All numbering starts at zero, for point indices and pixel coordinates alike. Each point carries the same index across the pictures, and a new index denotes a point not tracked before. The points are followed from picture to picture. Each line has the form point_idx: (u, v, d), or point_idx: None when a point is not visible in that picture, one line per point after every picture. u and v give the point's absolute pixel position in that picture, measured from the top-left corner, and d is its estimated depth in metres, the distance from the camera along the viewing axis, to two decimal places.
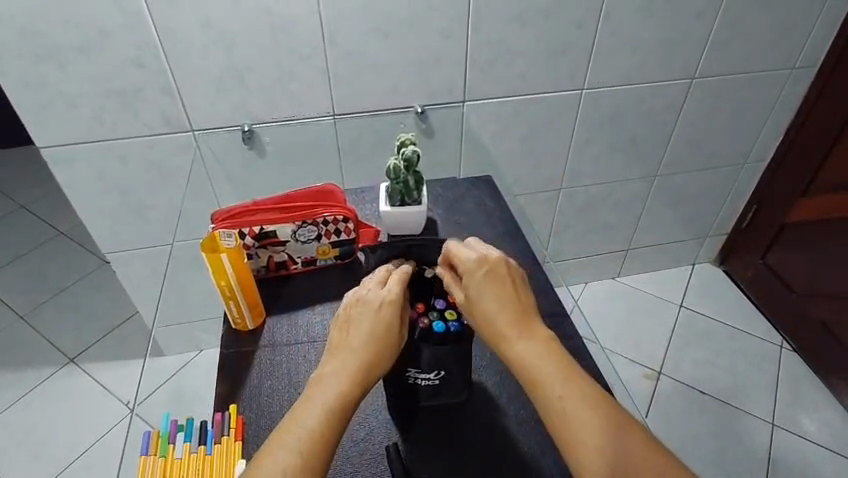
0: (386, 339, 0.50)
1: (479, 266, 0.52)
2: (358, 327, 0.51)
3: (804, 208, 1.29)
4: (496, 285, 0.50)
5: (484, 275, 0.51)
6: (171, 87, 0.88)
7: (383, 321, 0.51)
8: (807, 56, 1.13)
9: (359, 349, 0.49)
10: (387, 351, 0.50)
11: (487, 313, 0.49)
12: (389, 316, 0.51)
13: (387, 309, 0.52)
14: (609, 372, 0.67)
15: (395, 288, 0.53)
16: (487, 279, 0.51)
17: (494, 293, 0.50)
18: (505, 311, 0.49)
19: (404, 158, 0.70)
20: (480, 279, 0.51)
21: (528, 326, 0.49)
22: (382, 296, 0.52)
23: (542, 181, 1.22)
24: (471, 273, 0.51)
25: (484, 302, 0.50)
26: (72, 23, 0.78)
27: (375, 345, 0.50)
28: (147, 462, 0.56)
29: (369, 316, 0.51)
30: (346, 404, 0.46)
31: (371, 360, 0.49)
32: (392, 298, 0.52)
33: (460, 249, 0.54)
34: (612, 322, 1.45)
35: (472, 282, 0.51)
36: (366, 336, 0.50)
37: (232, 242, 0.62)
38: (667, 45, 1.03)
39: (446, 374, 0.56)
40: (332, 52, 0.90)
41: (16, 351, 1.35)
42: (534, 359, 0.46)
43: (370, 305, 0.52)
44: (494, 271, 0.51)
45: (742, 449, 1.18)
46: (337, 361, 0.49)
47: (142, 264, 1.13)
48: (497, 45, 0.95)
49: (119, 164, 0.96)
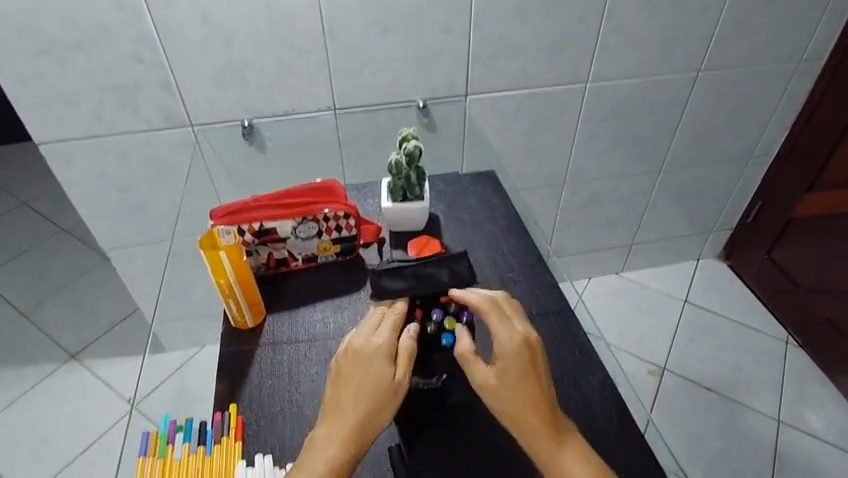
0: (381, 386, 0.51)
1: (516, 348, 0.52)
2: (352, 377, 0.51)
3: (808, 205, 1.29)
4: (530, 373, 0.51)
5: (520, 360, 0.51)
6: (169, 83, 0.87)
7: (377, 370, 0.51)
8: (812, 50, 1.11)
9: (352, 407, 0.49)
10: (387, 401, 0.50)
11: (516, 399, 0.50)
12: (381, 362, 0.52)
13: (377, 355, 0.52)
14: (615, 369, 0.65)
15: (385, 333, 0.55)
16: (521, 361, 0.51)
17: (527, 383, 0.50)
18: (537, 404, 0.50)
19: (406, 152, 0.69)
20: (513, 366, 0.51)
21: (557, 417, 0.50)
22: (374, 343, 0.53)
23: (545, 176, 1.21)
24: (506, 354, 0.52)
25: (514, 390, 0.50)
26: (69, 19, 0.77)
27: (370, 398, 0.50)
28: (146, 464, 0.54)
29: (362, 364, 0.52)
30: (340, 460, 0.47)
31: (365, 408, 0.49)
32: (382, 345, 0.53)
33: (498, 321, 0.55)
34: (616, 318, 1.44)
35: (509, 366, 0.51)
36: (360, 387, 0.50)
37: (231, 239, 0.61)
38: (672, 38, 1.01)
39: (448, 376, 0.60)
40: (331, 46, 0.88)
41: (17, 349, 1.35)
42: (560, 462, 0.47)
43: (362, 356, 0.52)
44: (530, 353, 0.52)
45: (748, 447, 1.17)
46: (331, 423, 0.49)
47: (142, 260, 1.12)
48: (498, 39, 0.94)
49: (118, 160, 0.95)
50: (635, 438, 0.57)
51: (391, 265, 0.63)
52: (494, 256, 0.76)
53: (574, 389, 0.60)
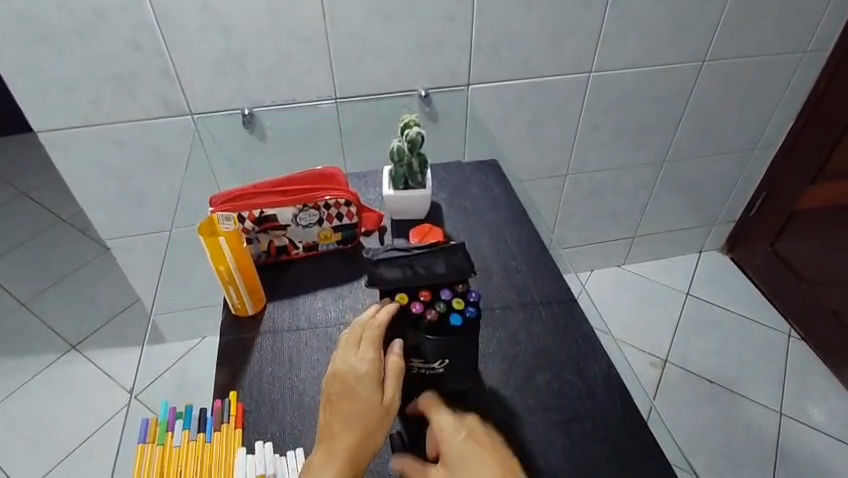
0: (372, 414, 0.47)
1: (457, 430, 0.50)
2: (341, 406, 0.47)
3: (813, 197, 1.28)
4: (477, 447, 0.48)
5: (464, 440, 0.49)
6: (168, 70, 0.86)
7: (364, 397, 0.47)
8: (819, 39, 1.10)
9: (346, 435, 0.46)
10: (381, 423, 0.47)
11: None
12: (369, 388, 0.47)
13: (363, 380, 0.48)
14: (620, 361, 0.64)
15: (369, 354, 0.49)
16: (465, 439, 0.49)
17: (476, 456, 0.47)
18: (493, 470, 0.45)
19: (408, 139, 0.68)
20: (461, 446, 0.48)
21: None
22: (359, 365, 0.49)
23: (548, 167, 1.20)
24: (450, 439, 0.49)
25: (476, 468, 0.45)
26: (67, 5, 0.76)
27: (364, 422, 0.46)
28: (145, 450, 0.54)
29: (348, 393, 0.47)
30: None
31: (356, 438, 0.45)
32: (367, 368, 0.49)
33: (430, 415, 0.53)
34: (618, 310, 1.43)
35: (454, 446, 0.48)
36: (350, 416, 0.46)
37: (230, 225, 0.60)
38: (677, 27, 1.00)
39: (451, 362, 0.54)
40: (332, 33, 0.87)
41: (18, 339, 1.35)
42: None
43: (349, 381, 0.48)
44: (471, 432, 0.50)
45: (750, 440, 1.17)
46: (326, 453, 0.45)
47: (142, 250, 1.12)
48: (501, 27, 0.93)
49: (117, 148, 0.94)
50: (640, 428, 0.56)
51: (382, 253, 0.57)
52: (497, 245, 0.75)
53: (577, 377, 0.60)
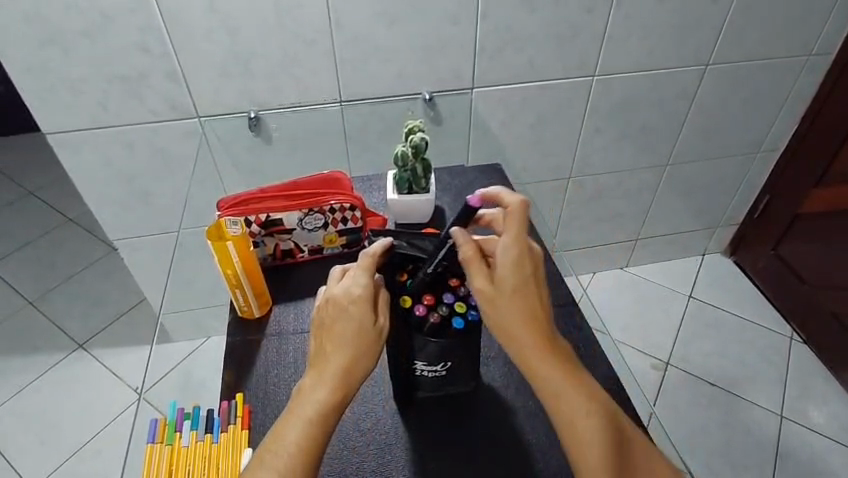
0: (363, 335, 0.46)
1: (520, 264, 0.47)
2: (332, 329, 0.47)
3: (817, 200, 1.29)
4: (529, 287, 0.47)
5: (524, 276, 0.46)
6: (175, 73, 0.87)
7: (355, 320, 0.47)
8: (823, 43, 1.10)
9: (336, 356, 0.45)
10: (372, 345, 0.47)
11: (516, 313, 0.46)
12: (361, 310, 0.47)
13: (356, 303, 0.47)
14: (625, 376, 0.65)
15: (363, 278, 0.49)
16: (520, 278, 0.46)
17: (522, 300, 0.46)
18: (532, 319, 0.46)
19: (412, 145, 0.69)
20: (521, 282, 0.46)
21: (555, 337, 0.47)
22: (352, 290, 0.48)
23: (551, 169, 1.21)
24: (508, 268, 0.46)
25: (516, 307, 0.46)
26: (75, 7, 0.77)
27: (355, 344, 0.46)
28: (154, 449, 0.56)
29: (340, 315, 0.47)
30: (326, 413, 0.44)
31: (346, 360, 0.45)
32: (361, 291, 0.48)
33: (512, 225, 0.48)
34: (621, 312, 1.44)
35: (508, 281, 0.46)
36: (340, 338, 0.46)
37: (237, 229, 0.63)
38: (680, 30, 1.00)
39: (452, 364, 0.55)
40: (338, 37, 0.88)
41: (26, 336, 1.37)
42: (556, 376, 0.45)
43: (341, 304, 0.47)
44: (536, 272, 0.47)
45: (750, 442, 1.18)
46: (316, 372, 0.46)
47: (149, 251, 1.13)
48: (505, 31, 0.93)
49: (125, 150, 0.95)
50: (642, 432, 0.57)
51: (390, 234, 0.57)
52: None
53: None
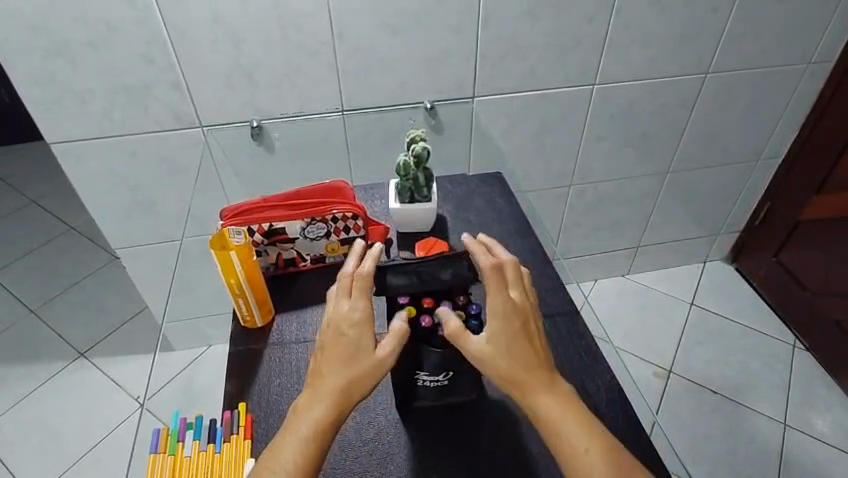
0: (360, 356, 0.47)
1: (509, 314, 0.48)
2: (331, 351, 0.48)
3: (816, 207, 1.28)
4: (523, 340, 0.48)
5: (518, 328, 0.48)
6: (180, 83, 0.88)
7: (353, 343, 0.47)
8: (823, 51, 1.11)
9: (335, 375, 0.46)
10: (369, 366, 0.47)
11: (516, 363, 0.47)
12: (360, 334, 0.48)
13: (355, 327, 0.48)
14: (626, 382, 0.65)
15: (360, 302, 0.49)
16: (515, 331, 0.48)
17: (518, 351, 0.47)
18: (532, 367, 0.47)
19: (414, 154, 0.69)
20: (514, 332, 0.48)
21: (554, 381, 0.47)
22: (349, 313, 0.49)
23: (552, 177, 1.21)
24: (498, 322, 0.48)
25: (512, 356, 0.47)
26: (82, 19, 0.78)
27: (352, 363, 0.47)
28: (157, 460, 0.57)
29: (339, 337, 0.48)
30: (323, 430, 0.44)
31: (344, 378, 0.46)
32: (361, 316, 0.49)
33: (493, 284, 0.50)
34: (622, 319, 1.44)
35: (500, 336, 0.48)
36: (339, 358, 0.47)
37: (241, 239, 0.62)
38: (680, 40, 1.01)
39: (455, 374, 0.56)
40: (341, 47, 0.89)
41: (29, 344, 1.37)
42: (558, 416, 0.45)
43: (339, 327, 0.48)
44: (524, 324, 0.49)
45: (752, 451, 1.17)
46: (315, 391, 0.46)
47: (151, 259, 1.13)
48: (507, 41, 0.94)
49: (129, 159, 0.96)
50: (645, 443, 0.56)
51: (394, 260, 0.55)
52: None
53: (580, 390, 0.60)
